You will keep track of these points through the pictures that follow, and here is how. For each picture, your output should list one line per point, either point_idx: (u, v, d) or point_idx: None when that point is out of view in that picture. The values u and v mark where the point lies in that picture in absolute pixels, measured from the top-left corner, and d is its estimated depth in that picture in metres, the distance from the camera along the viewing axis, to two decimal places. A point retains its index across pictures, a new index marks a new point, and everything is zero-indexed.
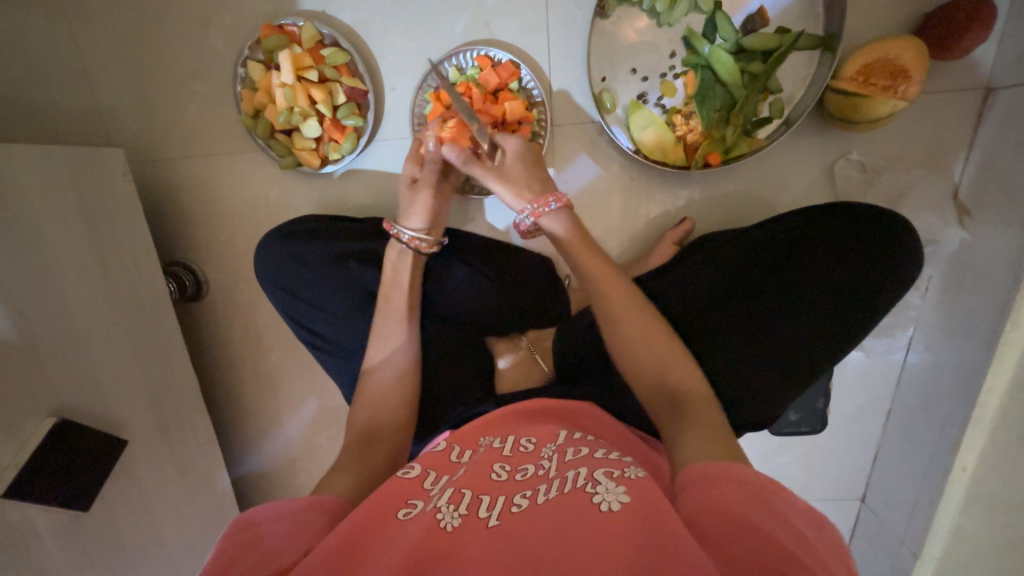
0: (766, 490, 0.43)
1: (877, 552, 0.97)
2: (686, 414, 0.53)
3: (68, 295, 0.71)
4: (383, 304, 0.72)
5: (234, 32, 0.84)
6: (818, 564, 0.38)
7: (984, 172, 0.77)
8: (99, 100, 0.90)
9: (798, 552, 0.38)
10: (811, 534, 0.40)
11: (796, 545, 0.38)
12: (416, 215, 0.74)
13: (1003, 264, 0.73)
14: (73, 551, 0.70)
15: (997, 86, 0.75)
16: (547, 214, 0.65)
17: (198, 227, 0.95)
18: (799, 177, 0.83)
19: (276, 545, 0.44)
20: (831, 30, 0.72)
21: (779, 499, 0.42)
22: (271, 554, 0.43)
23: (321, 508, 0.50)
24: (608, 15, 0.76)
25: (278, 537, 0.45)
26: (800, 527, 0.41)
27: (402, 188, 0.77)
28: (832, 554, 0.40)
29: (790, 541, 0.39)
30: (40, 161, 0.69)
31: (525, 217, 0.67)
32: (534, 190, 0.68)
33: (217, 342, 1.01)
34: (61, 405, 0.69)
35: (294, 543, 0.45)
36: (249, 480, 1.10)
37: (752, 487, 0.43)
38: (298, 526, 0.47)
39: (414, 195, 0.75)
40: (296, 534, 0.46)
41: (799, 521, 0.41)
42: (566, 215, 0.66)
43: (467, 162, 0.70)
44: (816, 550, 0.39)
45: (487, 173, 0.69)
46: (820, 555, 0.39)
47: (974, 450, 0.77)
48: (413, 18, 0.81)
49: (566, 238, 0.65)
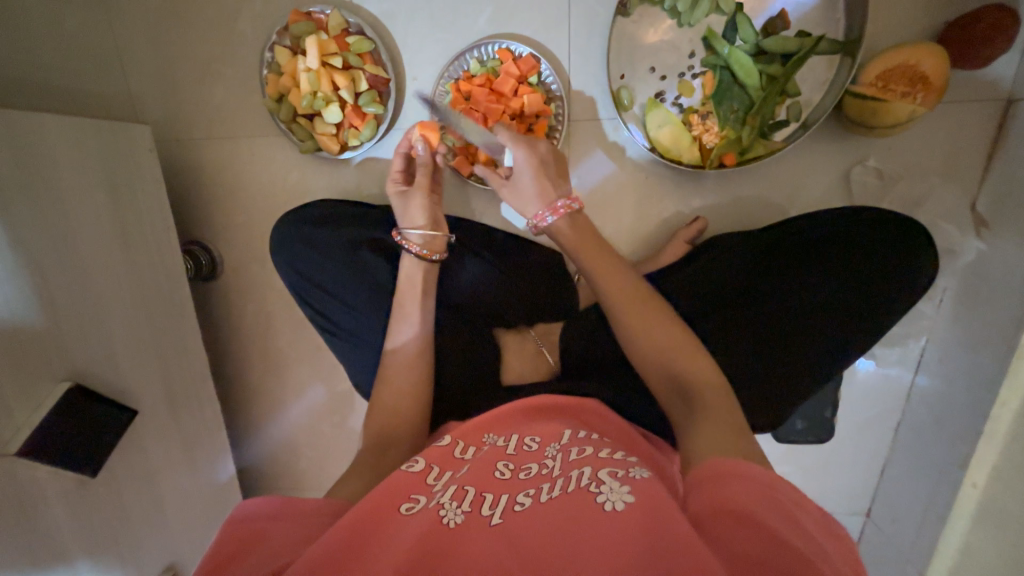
0: (779, 493, 0.42)
1: (883, 568, 0.95)
2: (703, 415, 0.53)
3: (89, 265, 0.73)
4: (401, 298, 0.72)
5: (263, 17, 0.86)
6: (826, 565, 0.38)
7: (1003, 184, 0.76)
8: (130, 80, 0.92)
9: (809, 554, 0.38)
10: (823, 538, 0.40)
11: (809, 550, 0.38)
12: (418, 217, 0.75)
13: (1021, 275, 0.72)
14: (78, 516, 0.71)
15: (1020, 98, 0.74)
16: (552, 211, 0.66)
17: (218, 208, 0.97)
18: (814, 183, 0.83)
19: (277, 544, 0.45)
20: (852, 36, 0.73)
21: (792, 500, 0.42)
22: (273, 553, 0.44)
23: (329, 510, 0.50)
24: (629, 14, 0.77)
25: (280, 536, 0.46)
26: (811, 529, 0.41)
27: (393, 198, 0.78)
28: (841, 557, 0.40)
29: (804, 543, 0.39)
30: (70, 133, 0.71)
31: (535, 221, 0.67)
32: (546, 194, 0.67)
33: (229, 321, 1.03)
34: (76, 370, 0.71)
35: (296, 542, 0.45)
36: (252, 462, 1.11)
37: (764, 486, 0.43)
38: (295, 525, 0.47)
39: (405, 200, 0.76)
40: (298, 535, 0.46)
41: (811, 523, 0.41)
42: (577, 221, 0.66)
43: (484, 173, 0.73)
44: (825, 551, 0.39)
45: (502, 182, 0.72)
46: (833, 559, 0.39)
47: (985, 464, 0.75)
48: (437, 10, 0.83)
49: (577, 245, 0.65)
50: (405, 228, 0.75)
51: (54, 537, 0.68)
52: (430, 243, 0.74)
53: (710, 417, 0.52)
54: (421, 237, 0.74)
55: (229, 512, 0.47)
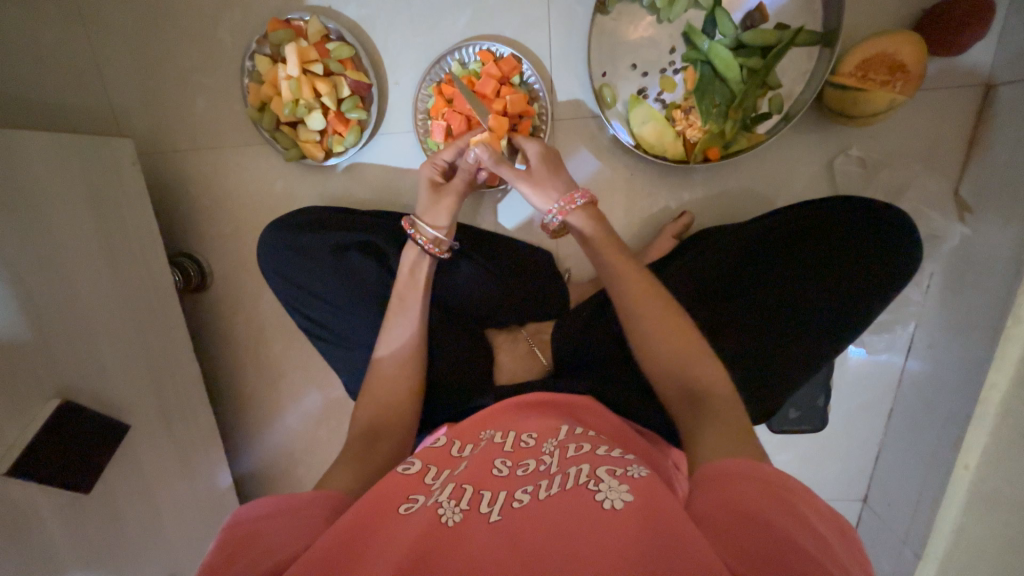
0: (782, 489, 0.43)
1: (880, 553, 0.96)
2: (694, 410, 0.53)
3: (76, 281, 0.73)
4: (400, 300, 0.71)
5: (242, 26, 0.86)
6: (832, 563, 0.37)
7: (984, 168, 0.76)
8: (111, 94, 0.92)
9: (813, 551, 0.38)
10: (831, 536, 0.40)
11: (817, 549, 0.38)
12: (439, 216, 0.74)
13: (1005, 258, 0.72)
14: (74, 533, 0.71)
15: (998, 83, 0.75)
16: (572, 211, 0.67)
17: (205, 218, 0.96)
18: (799, 174, 0.84)
19: (275, 541, 0.45)
20: (830, 27, 0.73)
21: (798, 498, 0.42)
22: (271, 550, 0.44)
23: (323, 502, 0.51)
24: (609, 11, 0.77)
25: (277, 533, 0.46)
26: (819, 527, 0.40)
27: (422, 190, 0.76)
28: (846, 551, 0.40)
29: (810, 544, 0.38)
30: (50, 148, 0.70)
31: (552, 216, 0.68)
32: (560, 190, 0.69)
33: (220, 332, 1.02)
34: (66, 387, 0.70)
35: (295, 539, 0.45)
36: (250, 472, 1.11)
37: (770, 486, 0.43)
38: (291, 520, 0.47)
39: (437, 197, 0.74)
40: (295, 529, 0.46)
41: (819, 521, 0.41)
42: (592, 214, 0.67)
43: (497, 164, 0.68)
44: (833, 551, 0.39)
45: (517, 174, 0.69)
46: (841, 558, 0.39)
47: (976, 448, 0.75)
48: (417, 14, 0.83)
49: (589, 235, 0.66)
50: (418, 220, 0.74)
51: (50, 556, 0.68)
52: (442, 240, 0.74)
53: (711, 419, 0.51)
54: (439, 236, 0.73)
55: (228, 517, 0.48)
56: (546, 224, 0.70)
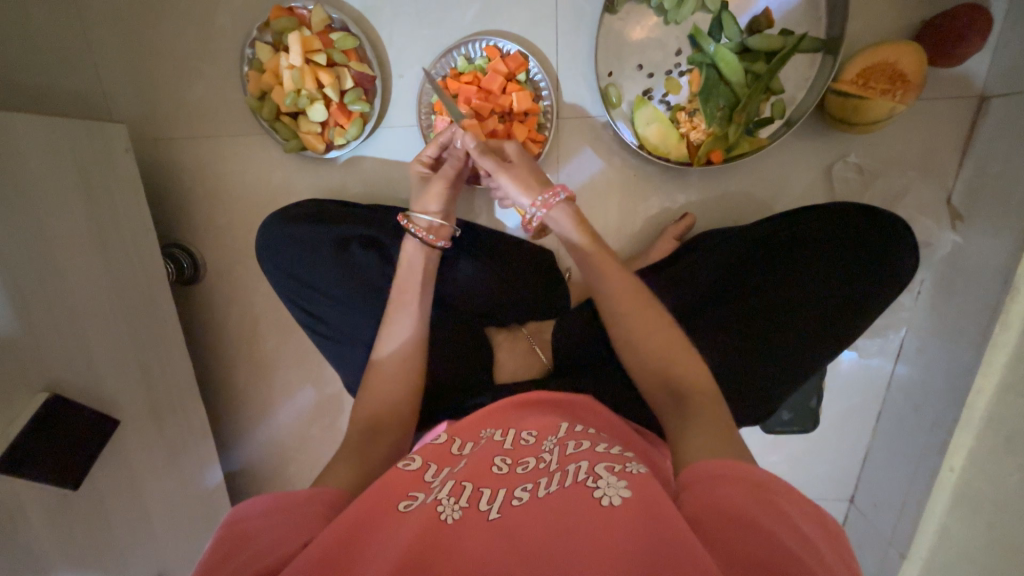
0: (772, 493, 0.43)
1: (865, 552, 0.99)
2: (698, 410, 0.53)
3: (65, 271, 0.70)
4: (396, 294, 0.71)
5: (243, 13, 0.84)
6: (819, 565, 0.38)
7: (976, 178, 0.78)
8: (102, 77, 0.89)
9: (802, 555, 0.38)
10: (817, 538, 0.41)
11: (804, 551, 0.39)
12: (430, 203, 0.74)
13: (996, 266, 0.74)
14: (59, 530, 0.69)
15: (991, 95, 0.76)
16: (556, 204, 0.65)
17: (199, 208, 0.94)
18: (797, 179, 0.85)
19: (273, 539, 0.44)
20: (833, 34, 0.74)
21: (784, 500, 0.43)
22: (269, 548, 0.43)
23: (322, 500, 0.50)
24: (617, 11, 0.77)
25: (274, 531, 0.45)
26: (805, 528, 0.41)
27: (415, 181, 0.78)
28: (834, 553, 0.40)
29: (799, 546, 0.39)
30: (40, 132, 0.68)
31: (534, 211, 0.66)
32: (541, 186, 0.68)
33: (213, 325, 1.00)
34: (54, 379, 0.69)
35: (292, 536, 0.45)
36: (240, 469, 1.09)
37: (758, 488, 0.43)
38: (290, 518, 0.47)
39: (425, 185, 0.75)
40: (292, 526, 0.46)
41: (805, 523, 0.42)
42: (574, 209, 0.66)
43: (481, 152, 0.68)
44: (819, 552, 0.39)
45: (499, 165, 0.68)
46: (828, 559, 0.39)
47: (962, 450, 0.78)
48: (423, 7, 0.82)
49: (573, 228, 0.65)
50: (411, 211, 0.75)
51: (33, 552, 0.66)
52: (440, 227, 0.75)
53: (699, 423, 0.52)
54: (434, 224, 0.74)
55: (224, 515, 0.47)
56: (526, 223, 0.68)
